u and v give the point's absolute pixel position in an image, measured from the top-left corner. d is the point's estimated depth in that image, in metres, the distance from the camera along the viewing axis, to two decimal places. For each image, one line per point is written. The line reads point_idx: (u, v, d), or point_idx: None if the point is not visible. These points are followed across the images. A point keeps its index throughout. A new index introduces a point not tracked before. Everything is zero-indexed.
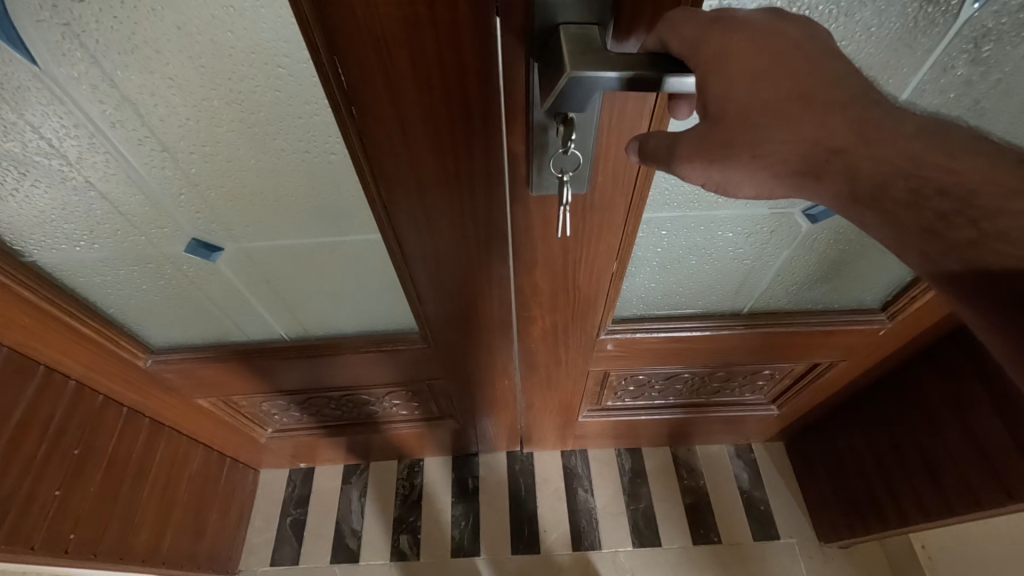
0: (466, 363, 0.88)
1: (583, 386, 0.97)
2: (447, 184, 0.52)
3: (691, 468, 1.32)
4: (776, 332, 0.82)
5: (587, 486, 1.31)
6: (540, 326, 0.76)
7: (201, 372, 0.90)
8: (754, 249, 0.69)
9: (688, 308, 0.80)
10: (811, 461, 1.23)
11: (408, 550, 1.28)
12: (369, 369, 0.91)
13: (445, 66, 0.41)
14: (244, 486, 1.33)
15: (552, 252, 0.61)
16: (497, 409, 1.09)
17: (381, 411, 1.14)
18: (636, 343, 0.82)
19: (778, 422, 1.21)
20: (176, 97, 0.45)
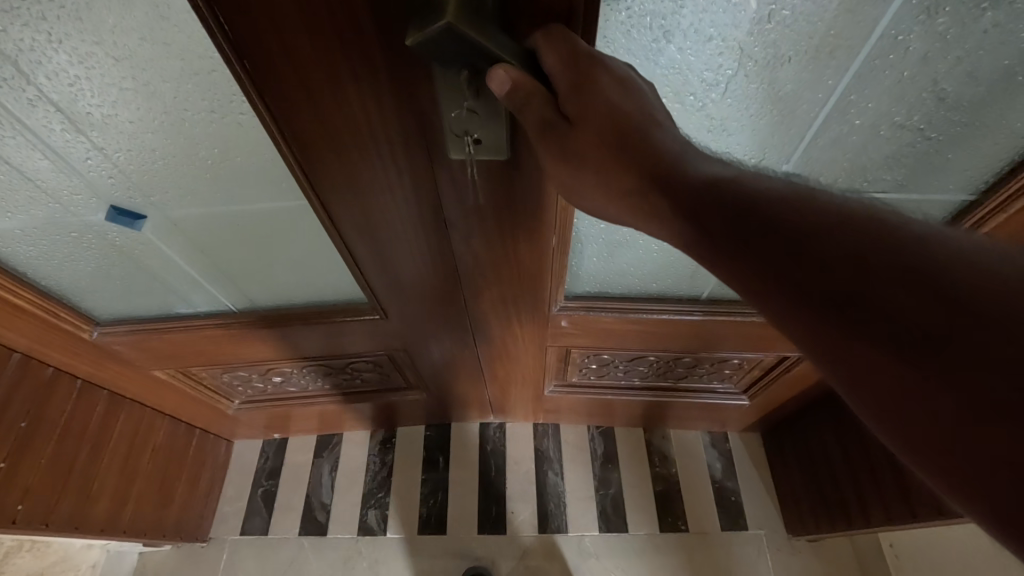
0: (422, 336, 0.86)
1: (545, 362, 0.94)
2: (362, 145, 0.48)
3: (664, 455, 1.29)
4: (737, 320, 0.78)
5: (557, 469, 1.29)
6: (488, 302, 0.74)
7: (150, 344, 0.88)
8: None
9: (646, 288, 0.76)
10: (786, 454, 1.20)
11: (375, 525, 1.27)
12: (323, 341, 0.89)
13: (336, 14, 0.37)
14: (214, 456, 1.33)
15: (489, 223, 0.58)
16: (460, 381, 1.06)
17: (344, 383, 1.12)
18: (591, 321, 0.79)
19: (753, 412, 1.17)
20: (57, 51, 0.41)
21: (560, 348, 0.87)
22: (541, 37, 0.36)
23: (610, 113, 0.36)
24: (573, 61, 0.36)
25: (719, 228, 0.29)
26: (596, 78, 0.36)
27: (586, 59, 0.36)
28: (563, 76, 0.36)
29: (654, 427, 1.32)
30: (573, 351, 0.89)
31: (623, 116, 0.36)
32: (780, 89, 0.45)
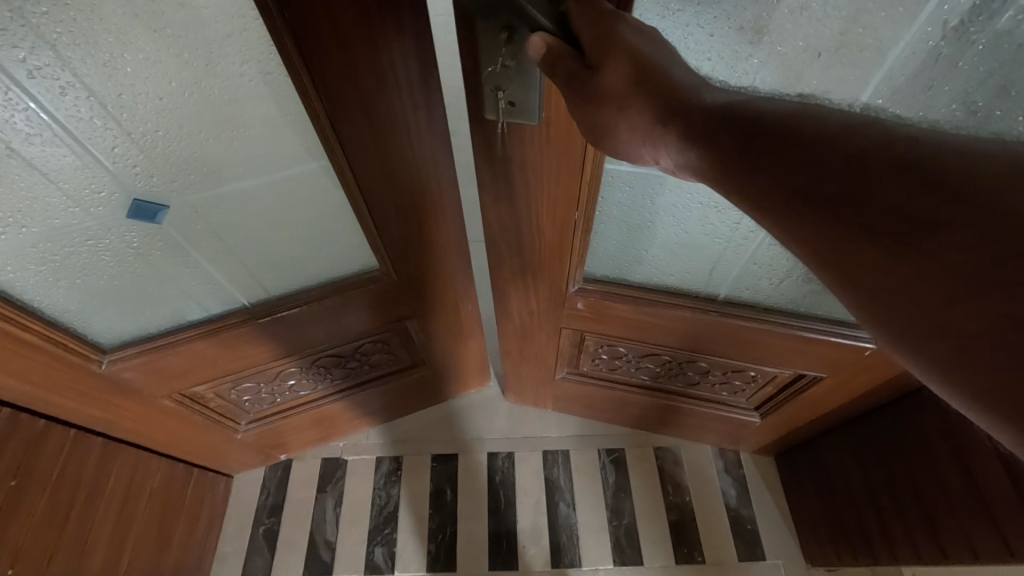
0: (427, 281, 0.92)
1: (557, 346, 0.96)
2: (383, 79, 0.58)
3: (677, 483, 1.26)
4: (749, 329, 0.79)
5: (568, 500, 1.25)
6: (512, 271, 0.79)
7: (160, 365, 0.85)
8: (724, 229, 0.71)
9: (664, 281, 0.80)
10: (800, 476, 1.18)
11: (382, 564, 1.22)
12: (338, 323, 0.91)
13: None
14: (214, 491, 1.27)
15: (514, 188, 0.64)
16: (456, 336, 1.11)
17: (354, 372, 1.13)
18: (610, 309, 0.81)
19: (767, 433, 1.15)
20: (98, 31, 0.48)
21: (581, 331, 0.88)
22: (575, 4, 0.45)
23: (628, 57, 0.43)
24: (598, 19, 0.44)
25: (731, 142, 0.38)
26: (618, 30, 0.44)
27: (607, 16, 0.44)
28: (590, 32, 0.44)
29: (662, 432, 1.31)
30: (593, 338, 0.90)
31: (641, 57, 0.42)
32: (807, 85, 0.56)
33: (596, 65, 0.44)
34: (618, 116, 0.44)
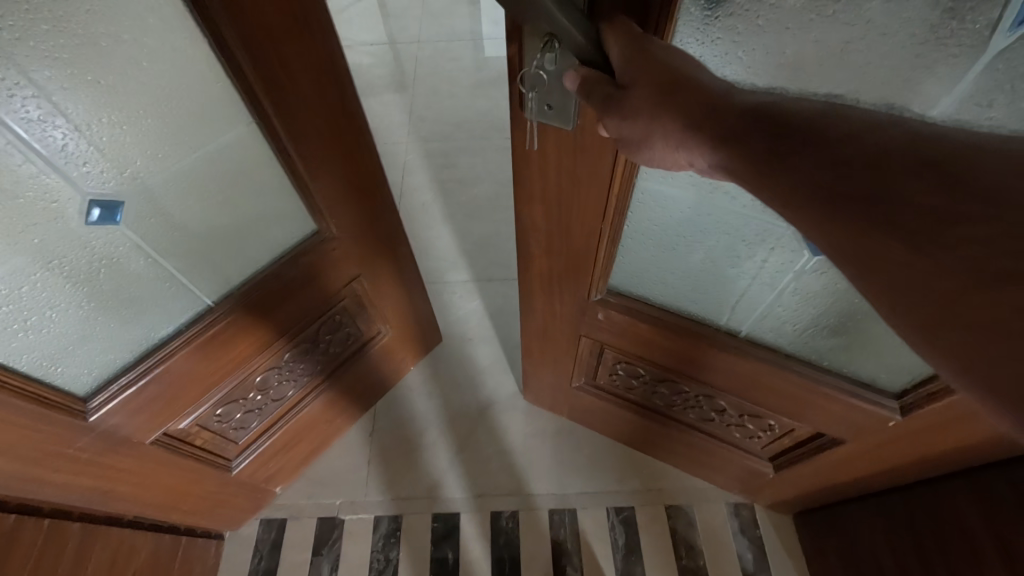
0: (363, 235, 0.91)
1: (576, 355, 1.00)
2: (295, 34, 0.62)
3: (690, 545, 1.15)
4: (770, 368, 0.79)
5: (576, 566, 1.12)
6: (541, 277, 0.82)
7: (145, 402, 0.77)
8: (752, 266, 0.73)
9: (692, 308, 0.83)
10: (825, 544, 1.07)
11: None
12: (297, 299, 0.89)
13: None
14: (205, 557, 1.12)
15: (546, 194, 0.68)
16: (396, 292, 1.09)
17: (323, 359, 1.06)
18: (632, 326, 0.84)
19: (777, 489, 1.08)
20: (36, 22, 0.51)
21: (605, 340, 0.91)
22: (610, 28, 0.48)
23: (664, 70, 0.45)
24: (636, 42, 0.47)
25: (760, 144, 0.40)
26: (651, 50, 0.46)
27: (642, 40, 0.46)
28: (629, 56, 0.46)
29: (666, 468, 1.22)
30: (615, 352, 0.93)
31: (678, 73, 0.45)
32: None
33: (629, 82, 0.46)
34: (650, 127, 0.47)
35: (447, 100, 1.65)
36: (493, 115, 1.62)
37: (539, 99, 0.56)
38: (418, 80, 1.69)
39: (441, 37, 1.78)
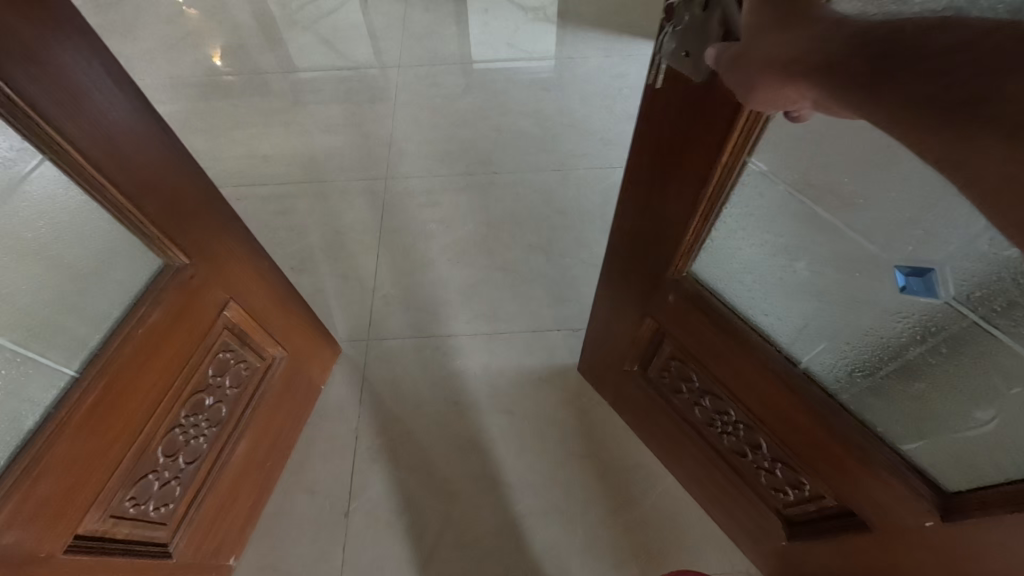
0: (208, 248, 0.72)
1: (632, 340, 0.86)
2: (37, 25, 0.48)
3: None
4: (817, 414, 0.62)
5: None
6: (630, 234, 0.72)
7: (43, 504, 0.57)
8: (835, 274, 0.57)
9: (756, 319, 0.67)
10: None
11: None
12: (178, 339, 0.70)
13: None
14: None
15: (650, 146, 0.60)
16: (272, 305, 0.88)
17: (227, 400, 0.83)
18: (695, 319, 0.71)
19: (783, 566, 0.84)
20: None
21: (666, 325, 0.76)
22: None
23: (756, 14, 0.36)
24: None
25: (862, 66, 0.31)
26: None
27: None
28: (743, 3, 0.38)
29: (671, 545, 0.92)
30: (672, 345, 0.79)
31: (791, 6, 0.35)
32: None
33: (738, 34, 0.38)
34: (752, 75, 0.37)
35: (429, 126, 1.47)
36: (482, 141, 1.43)
37: (677, 41, 0.47)
38: (399, 107, 1.52)
39: (422, 62, 1.64)
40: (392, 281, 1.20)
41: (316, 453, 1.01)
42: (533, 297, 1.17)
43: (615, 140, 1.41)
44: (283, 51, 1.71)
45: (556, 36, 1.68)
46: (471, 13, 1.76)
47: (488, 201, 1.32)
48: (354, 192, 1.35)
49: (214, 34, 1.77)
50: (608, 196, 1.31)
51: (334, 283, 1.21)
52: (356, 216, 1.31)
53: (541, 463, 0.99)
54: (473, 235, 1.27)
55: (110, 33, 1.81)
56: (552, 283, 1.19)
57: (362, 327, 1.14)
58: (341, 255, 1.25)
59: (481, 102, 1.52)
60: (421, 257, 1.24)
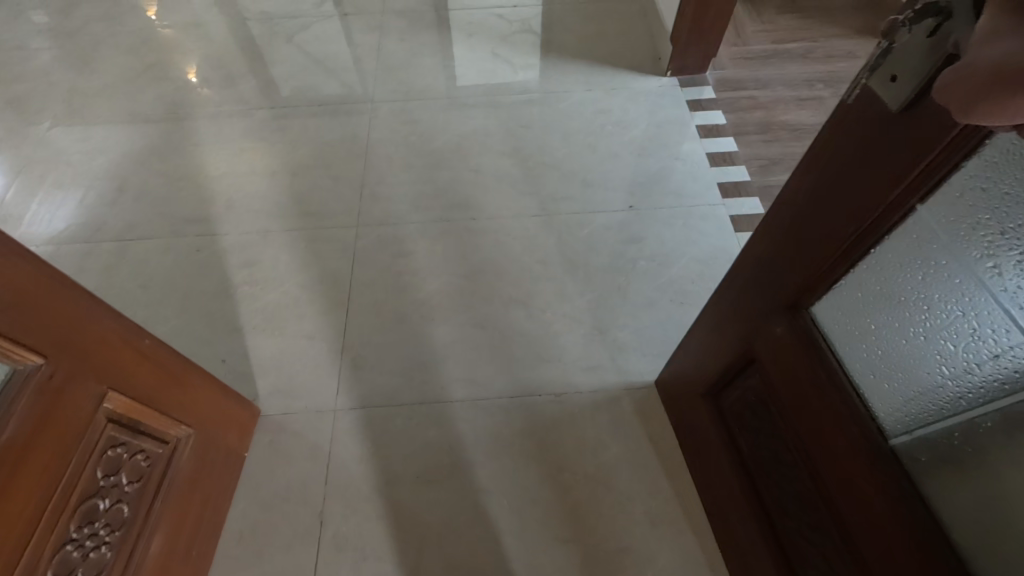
0: (71, 343, 0.59)
1: (728, 371, 0.77)
2: None
3: None
4: (890, 498, 0.50)
5: None
6: (759, 255, 0.64)
7: None
8: (968, 341, 0.45)
9: (859, 378, 0.55)
10: None
11: None
12: (49, 449, 0.57)
13: None
14: None
15: (812, 167, 0.52)
16: (169, 386, 0.76)
17: (127, 499, 0.70)
18: (795, 360, 0.60)
19: None
20: None
21: (762, 360, 0.67)
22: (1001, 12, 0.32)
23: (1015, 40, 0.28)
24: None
25: None
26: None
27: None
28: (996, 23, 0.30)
29: None
30: (763, 385, 0.69)
31: None
32: None
33: (977, 52, 0.30)
34: (992, 103, 0.29)
35: (404, 167, 1.40)
36: (459, 183, 1.36)
37: (890, 61, 0.40)
38: (372, 146, 1.45)
39: (399, 96, 1.57)
40: (362, 341, 1.13)
41: (276, 543, 0.92)
42: (513, 358, 1.10)
43: (598, 181, 1.35)
44: (251, 84, 1.63)
45: (537, 68, 1.61)
46: (450, 44, 1.70)
47: (465, 250, 1.25)
48: (323, 242, 1.28)
49: (179, 67, 1.69)
50: (591, 242, 1.25)
51: (300, 345, 1.14)
52: (322, 269, 1.24)
53: (507, 550, 0.91)
54: (449, 288, 1.19)
55: (69, 65, 1.72)
56: (533, 340, 1.12)
57: (329, 394, 1.07)
58: (307, 313, 1.18)
59: (459, 140, 1.45)
60: (393, 314, 1.16)
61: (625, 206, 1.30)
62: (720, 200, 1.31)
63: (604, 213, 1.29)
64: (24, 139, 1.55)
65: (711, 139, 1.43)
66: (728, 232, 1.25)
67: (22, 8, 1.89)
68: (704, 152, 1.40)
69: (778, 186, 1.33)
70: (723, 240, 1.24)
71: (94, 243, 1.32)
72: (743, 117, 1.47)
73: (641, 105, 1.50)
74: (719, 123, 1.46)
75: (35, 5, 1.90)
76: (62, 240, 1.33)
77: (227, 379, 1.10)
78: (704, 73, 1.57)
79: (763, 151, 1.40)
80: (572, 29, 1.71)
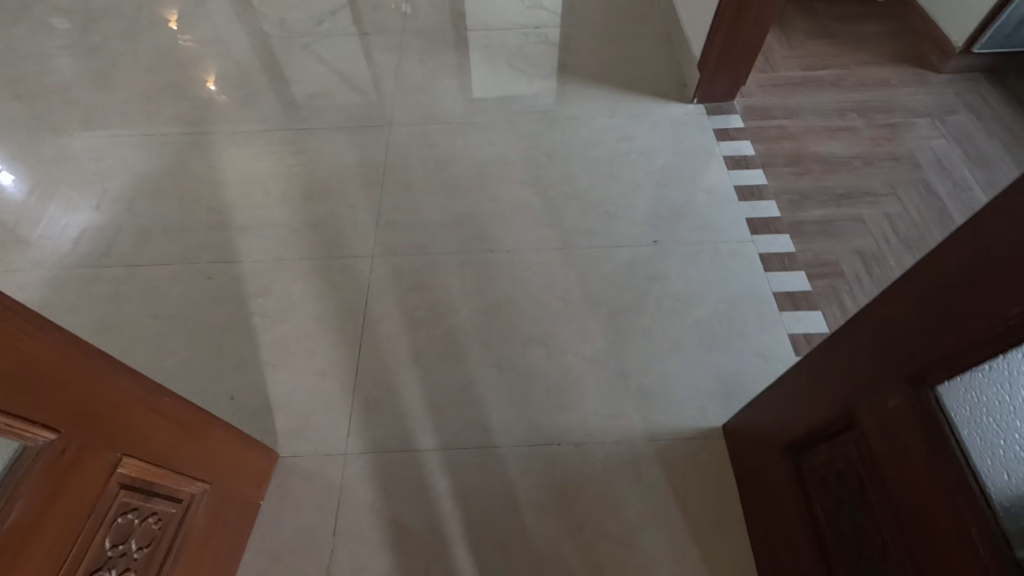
0: (82, 411, 0.56)
1: (817, 431, 0.70)
2: None
3: None
4: None
5: None
6: (884, 315, 0.57)
7: None
8: None
9: (988, 475, 0.48)
10: None
11: None
12: (55, 527, 0.53)
13: None
14: None
15: (973, 235, 0.46)
16: (182, 443, 0.73)
17: (136, 567, 0.65)
18: (909, 439, 0.53)
19: None
20: None
21: (866, 430, 0.60)
22: None
23: None
24: None
25: None
26: None
27: None
28: None
29: None
30: (859, 455, 0.62)
31: None
32: None
33: None
34: None
35: (421, 195, 1.37)
36: (478, 212, 1.33)
37: None
38: (389, 171, 1.42)
39: (416, 120, 1.54)
40: (377, 380, 1.09)
41: None
42: (532, 403, 1.05)
43: (622, 214, 1.31)
44: (269, 104, 1.61)
45: (553, 91, 1.58)
46: (471, 66, 1.67)
47: (485, 284, 1.21)
48: (337, 273, 1.24)
49: (196, 85, 1.67)
50: (615, 279, 1.20)
51: (311, 382, 1.10)
52: (336, 302, 1.20)
53: None
54: (466, 325, 1.15)
55: (87, 81, 1.71)
56: (554, 384, 1.07)
57: (341, 437, 1.03)
58: (320, 348, 1.14)
59: (478, 166, 1.41)
60: (409, 351, 1.12)
61: (651, 240, 1.26)
62: (749, 236, 1.26)
63: (628, 247, 1.25)
64: (36, 157, 1.53)
65: (740, 170, 1.38)
66: (758, 271, 1.20)
67: (43, 22, 1.89)
68: (731, 184, 1.35)
69: (809, 223, 1.28)
70: (753, 280, 1.19)
71: (104, 268, 1.29)
72: (773, 148, 1.42)
73: (666, 133, 1.46)
74: (748, 154, 1.41)
75: (53, 22, 1.89)
76: (71, 264, 1.30)
77: (235, 417, 1.07)
78: (732, 100, 1.53)
79: (794, 185, 1.35)
80: (589, 51, 1.67)
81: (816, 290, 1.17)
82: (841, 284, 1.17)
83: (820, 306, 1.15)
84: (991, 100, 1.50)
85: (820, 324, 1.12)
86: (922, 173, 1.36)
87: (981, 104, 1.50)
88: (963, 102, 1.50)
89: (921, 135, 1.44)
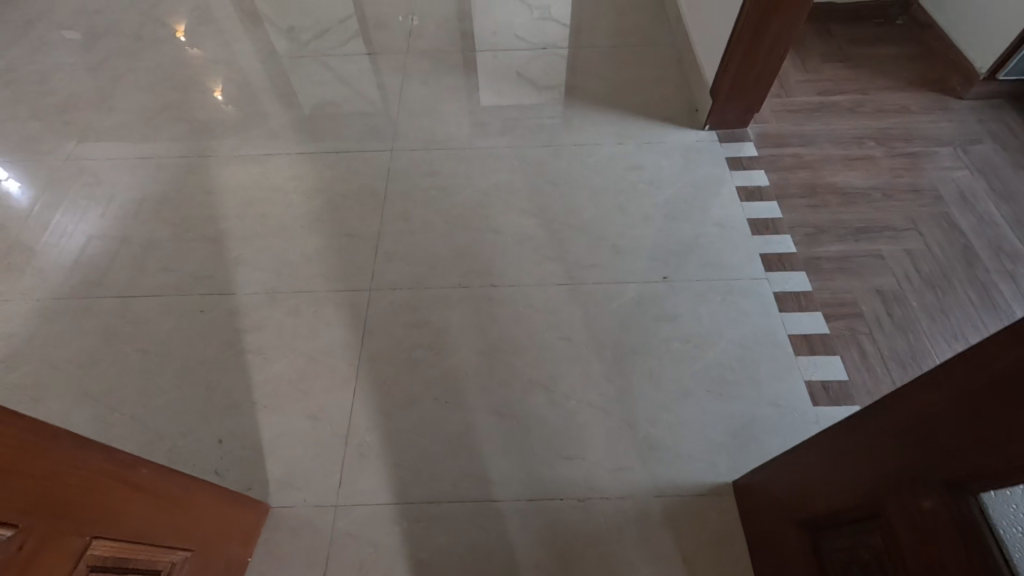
0: (44, 495, 0.50)
1: (839, 512, 0.64)
2: None
3: None
4: None
5: None
6: (921, 404, 0.52)
7: None
8: None
9: None
10: None
11: None
12: None
13: None
14: None
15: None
16: (158, 510, 0.67)
17: None
18: (947, 549, 0.47)
19: None
20: None
21: (894, 526, 0.54)
22: None
23: None
24: None
25: None
26: None
27: None
28: None
29: None
30: (886, 549, 0.56)
31: None
32: None
33: None
34: None
35: (422, 225, 1.32)
36: (480, 244, 1.28)
37: None
38: (390, 199, 1.38)
39: (417, 145, 1.49)
40: (370, 425, 1.04)
41: None
42: (532, 453, 1.00)
43: (629, 248, 1.25)
44: (269, 127, 1.57)
45: (562, 116, 1.53)
46: (477, 88, 1.62)
47: (485, 322, 1.16)
48: (333, 308, 1.20)
49: (195, 107, 1.64)
50: (622, 319, 1.15)
51: (302, 427, 1.05)
52: (330, 339, 1.15)
53: None
54: (465, 366, 1.10)
55: (85, 101, 1.68)
56: (556, 432, 1.02)
57: (332, 487, 0.98)
58: (312, 389, 1.09)
59: (482, 195, 1.36)
60: (405, 394, 1.07)
61: (659, 277, 1.20)
62: (762, 273, 1.20)
63: (635, 284, 1.19)
64: (30, 180, 1.49)
65: (753, 202, 1.32)
66: (773, 312, 1.14)
67: (44, 41, 1.87)
68: (744, 217, 1.30)
69: (826, 259, 1.22)
70: (766, 321, 1.13)
71: (94, 300, 1.25)
72: (787, 178, 1.37)
73: (676, 162, 1.41)
74: (761, 185, 1.36)
75: (54, 40, 1.87)
76: (61, 294, 1.26)
77: (222, 463, 1.02)
78: (745, 127, 1.47)
79: (809, 218, 1.29)
80: (595, 73, 1.63)
81: (833, 333, 1.11)
82: (860, 326, 1.11)
83: (838, 351, 1.09)
84: (1017, 128, 1.44)
85: (838, 371, 1.06)
86: (945, 207, 1.30)
87: (1007, 133, 1.44)
88: (987, 130, 1.44)
89: (944, 166, 1.38)
